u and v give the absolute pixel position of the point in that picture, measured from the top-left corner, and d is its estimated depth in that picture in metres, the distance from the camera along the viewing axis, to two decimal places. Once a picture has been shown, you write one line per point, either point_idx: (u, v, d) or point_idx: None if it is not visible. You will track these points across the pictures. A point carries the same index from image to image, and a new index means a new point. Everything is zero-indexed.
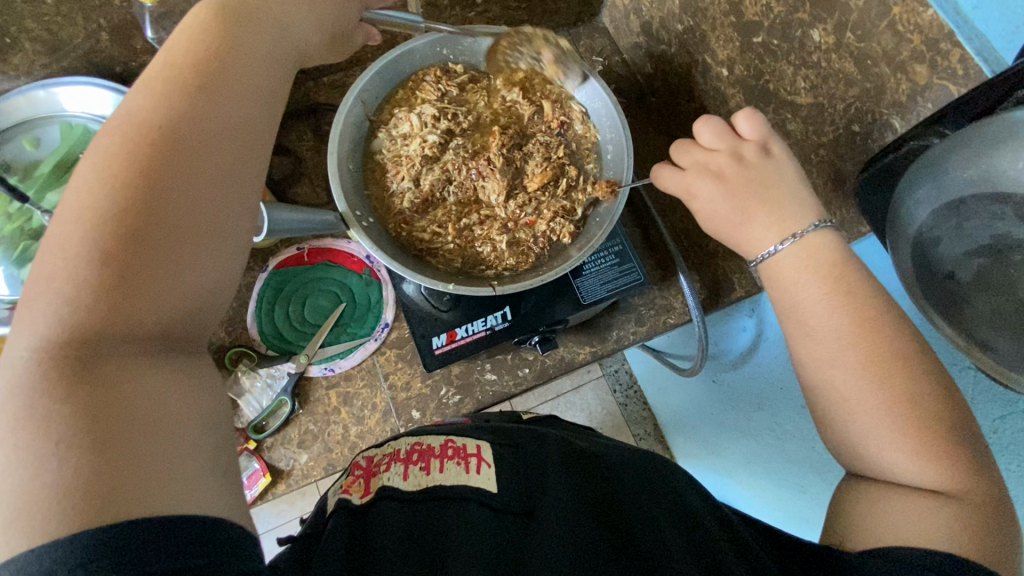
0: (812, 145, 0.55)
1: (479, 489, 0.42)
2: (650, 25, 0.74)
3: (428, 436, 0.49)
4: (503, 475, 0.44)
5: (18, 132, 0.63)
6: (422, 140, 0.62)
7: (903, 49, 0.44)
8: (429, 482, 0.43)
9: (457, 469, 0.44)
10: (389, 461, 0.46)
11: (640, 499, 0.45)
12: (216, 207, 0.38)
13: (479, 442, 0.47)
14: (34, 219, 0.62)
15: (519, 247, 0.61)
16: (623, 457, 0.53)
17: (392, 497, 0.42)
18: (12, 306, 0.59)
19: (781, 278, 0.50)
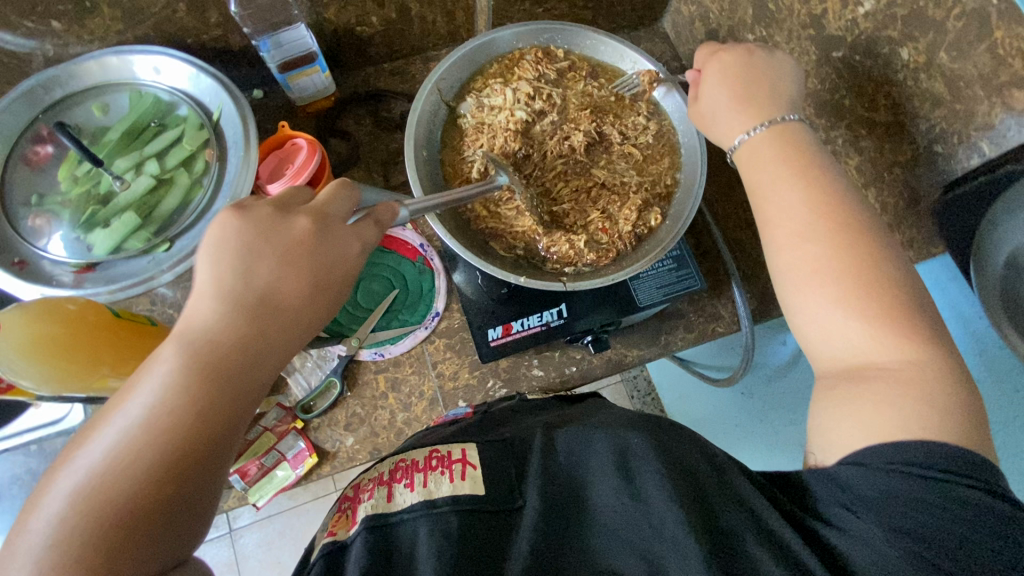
0: (887, 162, 0.55)
1: (460, 497, 0.44)
2: (716, 34, 0.73)
3: (411, 451, 0.50)
4: (487, 476, 0.46)
5: (89, 97, 0.62)
6: (511, 116, 0.61)
7: (1001, 73, 0.43)
8: (414, 496, 0.44)
9: (442, 480, 0.45)
10: (373, 487, 0.47)
11: (612, 458, 0.46)
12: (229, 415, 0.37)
13: (463, 447, 0.49)
14: (102, 183, 0.59)
15: (603, 239, 0.59)
16: (607, 417, 0.53)
17: (374, 526, 0.42)
18: (77, 268, 0.56)
19: (754, 157, 0.50)
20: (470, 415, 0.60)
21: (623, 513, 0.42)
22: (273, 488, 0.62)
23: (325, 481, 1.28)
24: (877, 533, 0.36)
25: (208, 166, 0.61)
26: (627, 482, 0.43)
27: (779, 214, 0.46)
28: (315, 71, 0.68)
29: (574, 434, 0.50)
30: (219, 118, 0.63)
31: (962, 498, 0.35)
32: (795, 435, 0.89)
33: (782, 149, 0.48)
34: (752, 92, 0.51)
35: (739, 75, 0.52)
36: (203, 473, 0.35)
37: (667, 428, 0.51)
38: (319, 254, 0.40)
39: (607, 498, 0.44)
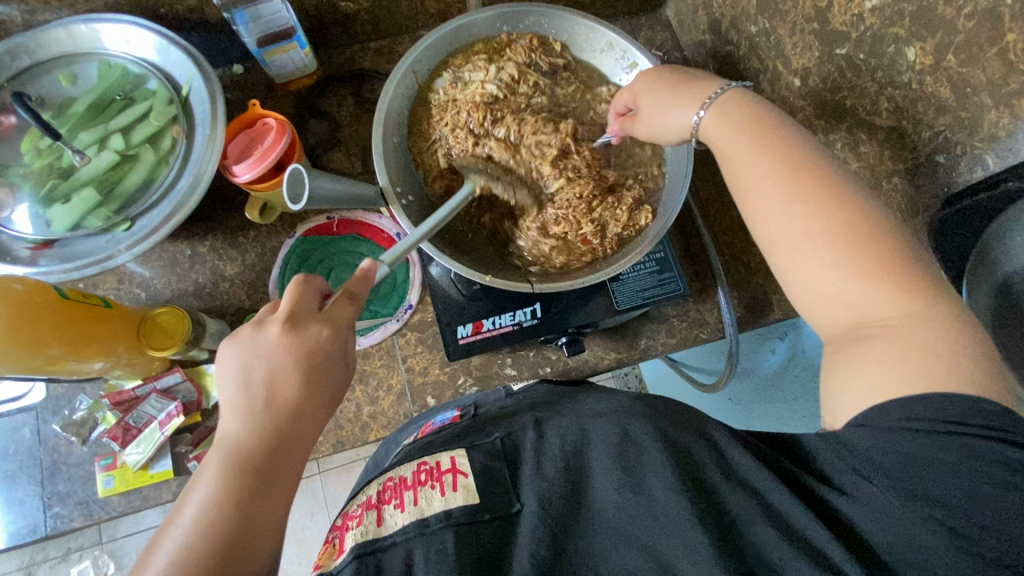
0: (885, 171, 0.51)
1: (453, 515, 0.42)
2: (718, 24, 0.69)
3: (400, 467, 0.48)
4: (478, 484, 0.44)
5: (56, 66, 0.60)
6: (480, 87, 0.58)
7: (1010, 81, 0.40)
8: (404, 519, 0.42)
9: (433, 494, 0.44)
10: (361, 513, 0.45)
11: (613, 450, 0.43)
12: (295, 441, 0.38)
13: (452, 455, 0.47)
14: (65, 157, 0.57)
15: (573, 237, 0.58)
16: (592, 403, 0.51)
17: (363, 554, 0.40)
18: (35, 244, 0.55)
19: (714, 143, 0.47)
20: (457, 416, 0.57)
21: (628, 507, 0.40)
22: None
23: (308, 463, 1.28)
24: (891, 499, 0.33)
25: (174, 143, 0.58)
26: (630, 476, 0.41)
27: (750, 199, 0.43)
28: (293, 47, 0.65)
29: (573, 429, 0.47)
30: (188, 93, 0.60)
31: (976, 452, 0.31)
32: None
33: (746, 126, 0.44)
34: (685, 85, 0.50)
35: (665, 75, 0.51)
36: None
37: (665, 408, 0.47)
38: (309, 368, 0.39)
39: (608, 488, 0.42)
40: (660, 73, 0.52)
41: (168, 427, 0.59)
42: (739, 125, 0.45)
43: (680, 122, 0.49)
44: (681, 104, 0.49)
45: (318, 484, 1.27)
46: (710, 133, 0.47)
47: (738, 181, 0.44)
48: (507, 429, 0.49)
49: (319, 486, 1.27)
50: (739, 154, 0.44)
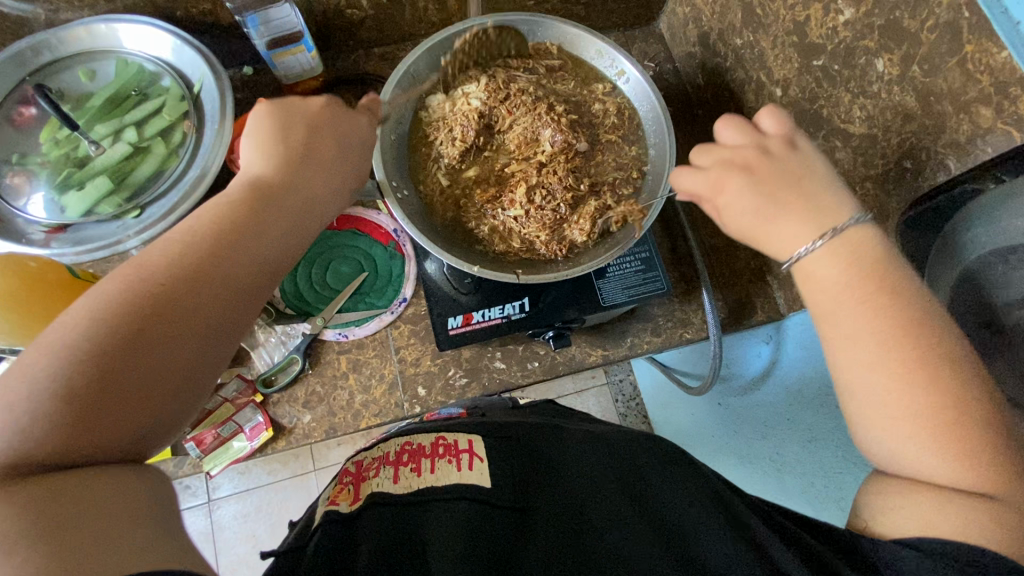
0: (858, 177, 0.54)
1: (471, 488, 0.43)
2: (707, 36, 0.72)
3: (417, 436, 0.49)
4: (493, 471, 0.45)
5: (76, 63, 0.64)
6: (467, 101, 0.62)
7: (970, 89, 0.42)
8: (421, 483, 0.43)
9: (448, 468, 0.45)
10: (379, 466, 0.46)
11: (621, 475, 0.48)
12: (284, 226, 0.44)
13: (470, 438, 0.48)
14: (81, 148, 0.61)
15: (560, 235, 0.60)
16: (608, 437, 0.55)
17: (380, 504, 0.41)
18: (48, 228, 0.58)
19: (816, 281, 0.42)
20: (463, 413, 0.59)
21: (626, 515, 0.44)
22: (228, 457, 0.64)
23: (304, 460, 1.29)
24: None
25: (185, 137, 0.62)
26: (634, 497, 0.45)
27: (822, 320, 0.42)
28: (300, 50, 0.69)
29: (589, 447, 0.52)
30: (199, 91, 0.64)
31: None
32: (766, 450, 0.88)
33: (838, 255, 0.41)
34: (778, 207, 0.44)
35: (754, 194, 0.45)
36: (200, 308, 0.38)
37: (662, 447, 0.53)
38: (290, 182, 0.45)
39: (615, 504, 0.45)
40: (752, 192, 0.45)
41: None
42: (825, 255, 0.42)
43: (784, 245, 0.44)
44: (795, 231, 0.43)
45: (313, 481, 1.28)
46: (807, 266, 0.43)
47: (812, 298, 0.42)
48: (524, 433, 0.52)
49: (313, 484, 1.28)
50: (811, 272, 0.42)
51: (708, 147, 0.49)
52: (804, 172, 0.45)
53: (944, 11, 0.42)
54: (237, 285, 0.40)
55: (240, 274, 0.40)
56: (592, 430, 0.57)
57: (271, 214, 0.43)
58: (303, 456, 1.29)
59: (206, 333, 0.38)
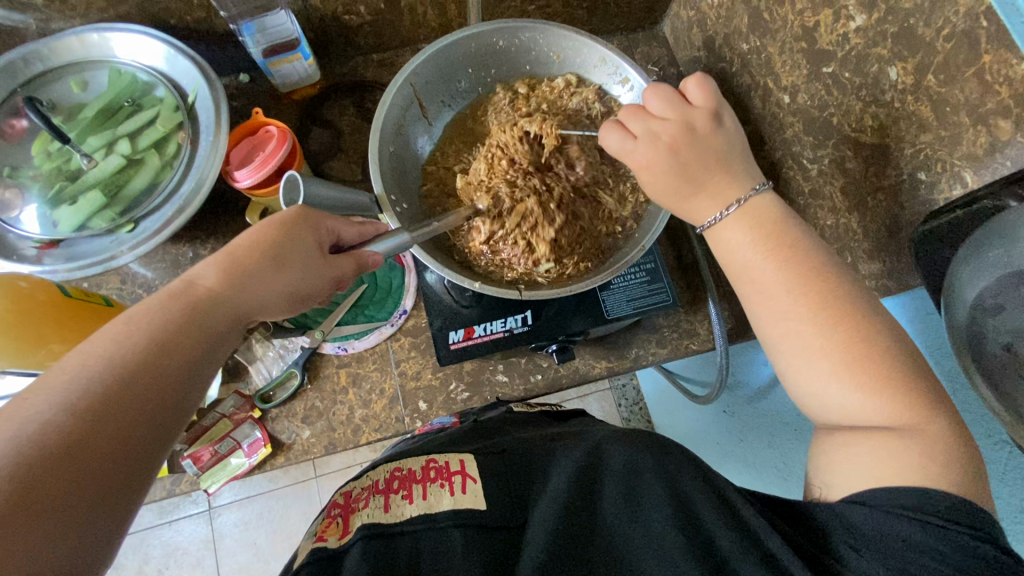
0: (870, 187, 0.52)
1: (466, 511, 0.42)
2: (712, 41, 0.71)
3: (407, 461, 0.48)
4: (488, 491, 0.44)
5: (68, 73, 0.62)
6: None
7: (987, 101, 0.41)
8: (413, 511, 0.42)
9: (440, 492, 0.43)
10: (368, 496, 0.44)
11: (622, 478, 0.44)
12: (211, 344, 0.38)
13: (462, 458, 0.47)
14: (73, 161, 0.59)
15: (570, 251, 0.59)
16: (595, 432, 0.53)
17: (370, 536, 0.39)
18: (40, 244, 0.56)
19: (724, 246, 0.46)
20: (457, 422, 0.59)
21: (635, 518, 0.41)
22: (226, 473, 0.63)
23: (305, 467, 1.28)
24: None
25: (179, 149, 0.60)
26: (635, 501, 0.42)
27: (770, 314, 0.43)
28: (297, 58, 0.67)
29: (586, 448, 0.48)
30: (194, 101, 0.62)
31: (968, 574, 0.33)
32: (772, 459, 0.87)
33: (753, 227, 0.44)
34: (697, 184, 0.46)
35: (676, 170, 0.46)
36: (91, 462, 0.31)
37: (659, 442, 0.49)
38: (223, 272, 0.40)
39: (621, 517, 0.42)
40: (675, 167, 0.46)
41: None
42: (760, 252, 0.43)
43: (698, 209, 0.47)
44: (709, 197, 0.46)
45: (315, 488, 1.27)
46: (721, 234, 0.46)
47: (751, 290, 0.44)
48: (519, 445, 0.50)
49: (314, 491, 1.27)
50: (753, 267, 0.44)
51: (636, 116, 0.49)
52: (728, 150, 0.47)
53: (960, 19, 0.41)
54: (142, 419, 0.34)
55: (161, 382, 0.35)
56: (581, 431, 0.55)
57: (198, 316, 0.38)
58: (305, 464, 1.29)
59: (89, 491, 0.30)
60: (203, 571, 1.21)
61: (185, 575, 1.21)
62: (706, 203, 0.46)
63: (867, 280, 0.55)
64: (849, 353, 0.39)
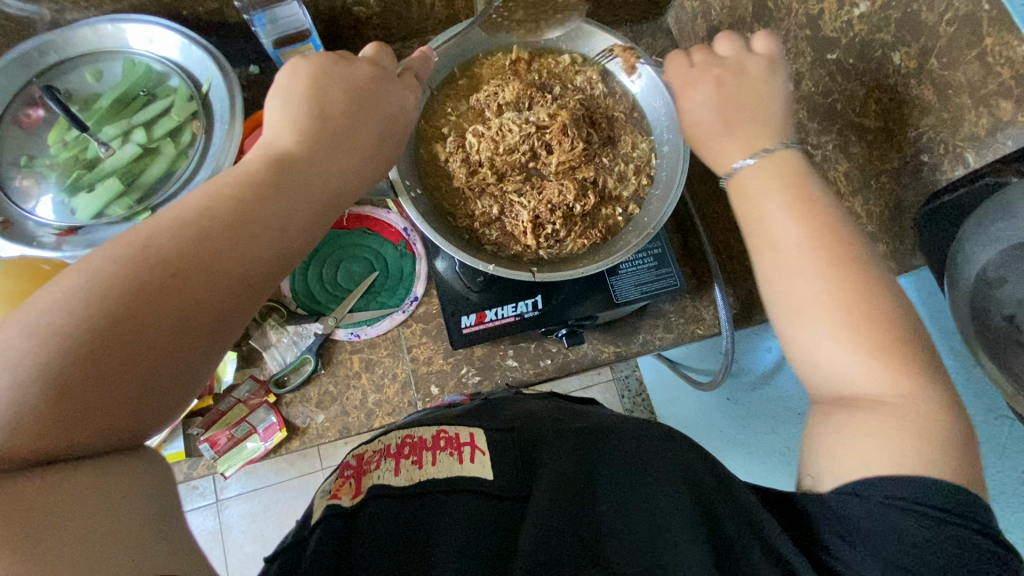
0: (874, 170, 0.53)
1: (474, 480, 0.43)
2: (716, 31, 0.72)
3: (418, 429, 0.49)
4: (497, 464, 0.44)
5: (83, 64, 0.63)
6: (482, 113, 0.64)
7: (989, 82, 0.42)
8: (421, 476, 0.43)
9: (450, 461, 0.44)
10: (380, 458, 0.45)
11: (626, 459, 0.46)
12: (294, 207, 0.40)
13: (472, 430, 0.47)
14: (90, 149, 0.60)
15: (577, 231, 0.61)
16: (605, 420, 0.54)
17: (381, 497, 0.41)
18: (58, 231, 0.57)
19: (745, 192, 0.46)
20: (467, 400, 0.61)
21: (635, 480, 0.43)
22: (242, 458, 0.64)
23: (312, 458, 1.29)
24: (873, 568, 0.34)
25: (194, 138, 0.61)
26: (637, 470, 0.44)
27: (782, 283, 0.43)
28: (308, 49, 0.68)
29: (591, 430, 0.51)
30: (207, 91, 0.63)
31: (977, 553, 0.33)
32: (775, 444, 0.88)
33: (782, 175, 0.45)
34: (731, 128, 0.48)
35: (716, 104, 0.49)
36: (195, 305, 0.35)
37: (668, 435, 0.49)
38: (262, 192, 0.39)
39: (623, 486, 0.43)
40: (717, 101, 0.49)
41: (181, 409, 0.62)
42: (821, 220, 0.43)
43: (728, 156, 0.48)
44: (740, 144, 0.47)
45: (321, 480, 1.28)
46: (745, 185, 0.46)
47: (776, 249, 0.43)
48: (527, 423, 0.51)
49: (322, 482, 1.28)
50: (772, 217, 0.44)
51: (703, 50, 0.53)
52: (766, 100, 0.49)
53: (963, 3, 0.42)
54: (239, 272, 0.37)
55: (208, 290, 0.35)
56: (593, 414, 0.57)
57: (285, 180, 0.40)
58: (311, 455, 1.30)
59: (192, 332, 0.35)
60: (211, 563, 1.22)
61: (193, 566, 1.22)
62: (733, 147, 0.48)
63: None
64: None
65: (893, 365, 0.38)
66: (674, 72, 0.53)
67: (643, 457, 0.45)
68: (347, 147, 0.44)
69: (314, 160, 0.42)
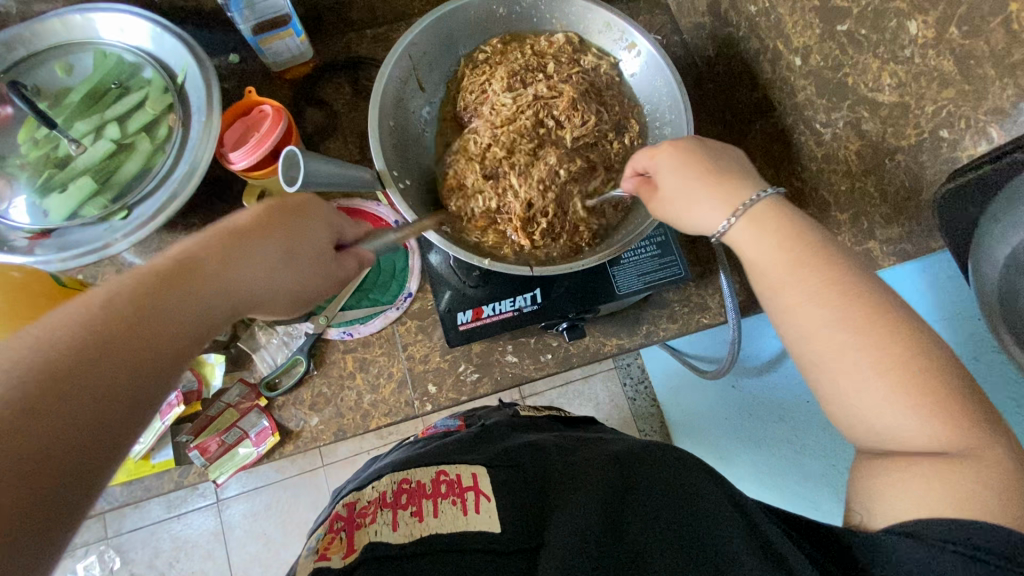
0: (888, 149, 0.50)
1: (482, 535, 0.36)
2: (717, 6, 0.68)
3: (415, 471, 0.43)
4: (505, 511, 0.39)
5: (51, 56, 0.60)
6: (474, 99, 0.61)
7: (1016, 50, 0.39)
8: (423, 531, 0.36)
9: (454, 512, 0.38)
10: (376, 511, 0.38)
11: (647, 503, 0.41)
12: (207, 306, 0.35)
13: (474, 472, 0.42)
14: (62, 147, 0.57)
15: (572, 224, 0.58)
16: (609, 446, 0.49)
17: (381, 558, 0.33)
18: (31, 234, 0.55)
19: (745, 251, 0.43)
20: (461, 427, 0.57)
21: (660, 537, 0.38)
22: (234, 464, 0.61)
23: (311, 457, 1.27)
24: None
25: (170, 132, 0.58)
26: (666, 519, 0.39)
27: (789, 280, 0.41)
28: (289, 35, 0.65)
29: (602, 458, 0.46)
30: (183, 81, 0.60)
31: None
32: (784, 432, 0.86)
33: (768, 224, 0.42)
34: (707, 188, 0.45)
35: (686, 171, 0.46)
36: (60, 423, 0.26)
37: (677, 460, 0.46)
38: (174, 292, 0.33)
39: (659, 545, 0.38)
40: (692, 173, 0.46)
41: (169, 415, 0.60)
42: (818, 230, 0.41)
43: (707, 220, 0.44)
44: (711, 203, 0.44)
45: (321, 478, 1.27)
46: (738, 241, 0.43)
47: (771, 275, 0.41)
48: (527, 453, 0.46)
49: (322, 480, 1.27)
50: (765, 245, 0.42)
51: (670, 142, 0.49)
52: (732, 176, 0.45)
53: None
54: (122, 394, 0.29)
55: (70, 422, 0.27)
56: (598, 441, 0.52)
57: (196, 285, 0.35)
58: (310, 454, 1.28)
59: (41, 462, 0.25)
60: (213, 562, 1.21)
61: (195, 567, 1.21)
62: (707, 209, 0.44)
63: (884, 246, 0.54)
64: (866, 322, 0.37)
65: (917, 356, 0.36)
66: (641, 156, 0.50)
67: (665, 499, 0.41)
68: (288, 250, 0.40)
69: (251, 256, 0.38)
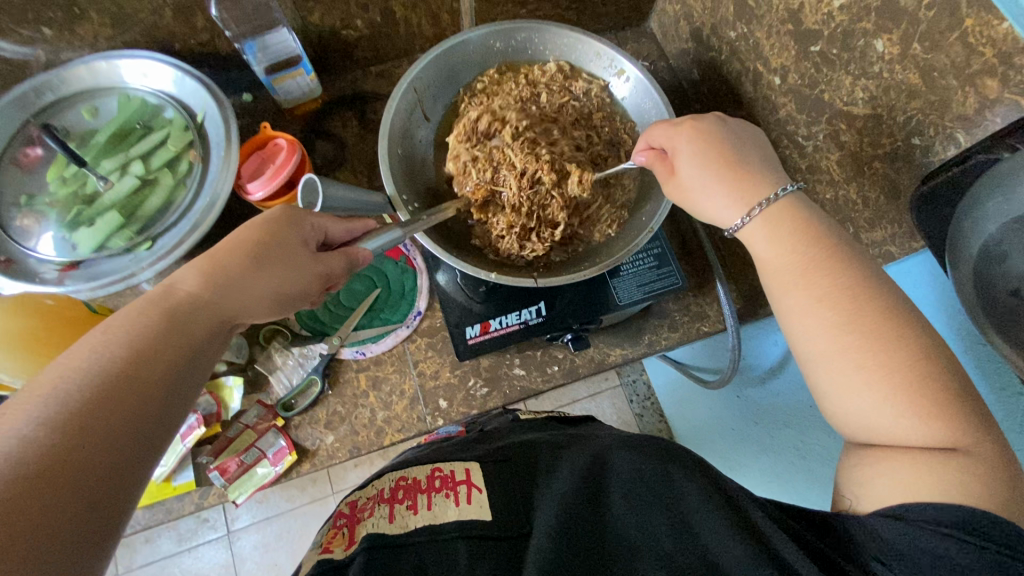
0: (866, 158, 0.54)
1: (471, 523, 0.38)
2: (700, 32, 0.73)
3: (413, 470, 0.46)
4: (495, 501, 0.41)
5: (79, 101, 0.64)
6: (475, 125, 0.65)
7: (973, 62, 0.42)
8: (418, 522, 0.38)
9: (446, 503, 0.40)
10: (375, 505, 0.41)
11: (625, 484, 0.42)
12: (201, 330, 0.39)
13: (468, 468, 0.44)
14: (88, 184, 0.61)
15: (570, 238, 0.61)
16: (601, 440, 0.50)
17: (376, 547, 0.35)
18: (61, 267, 0.58)
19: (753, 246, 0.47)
20: (463, 433, 0.59)
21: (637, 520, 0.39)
22: (252, 484, 0.63)
23: (322, 484, 1.28)
24: None
25: (191, 167, 0.62)
26: (642, 503, 0.40)
27: (779, 287, 0.45)
28: (300, 74, 0.69)
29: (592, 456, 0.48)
30: (203, 119, 0.64)
31: None
32: (789, 438, 0.87)
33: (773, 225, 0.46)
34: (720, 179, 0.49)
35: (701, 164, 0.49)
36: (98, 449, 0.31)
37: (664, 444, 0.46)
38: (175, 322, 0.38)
39: (644, 526, 0.38)
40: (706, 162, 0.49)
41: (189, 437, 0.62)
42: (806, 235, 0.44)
43: (721, 213, 0.49)
44: (725, 192, 0.48)
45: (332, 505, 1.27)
46: (750, 236, 0.47)
47: (774, 276, 0.45)
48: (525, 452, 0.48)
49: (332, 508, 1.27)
50: (768, 251, 0.46)
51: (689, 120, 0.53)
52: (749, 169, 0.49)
53: None
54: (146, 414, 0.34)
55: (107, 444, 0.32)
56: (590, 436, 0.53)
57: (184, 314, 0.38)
58: (321, 480, 1.28)
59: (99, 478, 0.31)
60: None
61: None
62: (719, 203, 0.49)
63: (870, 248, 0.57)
64: (851, 319, 0.40)
65: (903, 349, 0.38)
66: (658, 137, 0.54)
67: (647, 483, 0.41)
68: (276, 268, 0.44)
69: (244, 277, 0.42)
